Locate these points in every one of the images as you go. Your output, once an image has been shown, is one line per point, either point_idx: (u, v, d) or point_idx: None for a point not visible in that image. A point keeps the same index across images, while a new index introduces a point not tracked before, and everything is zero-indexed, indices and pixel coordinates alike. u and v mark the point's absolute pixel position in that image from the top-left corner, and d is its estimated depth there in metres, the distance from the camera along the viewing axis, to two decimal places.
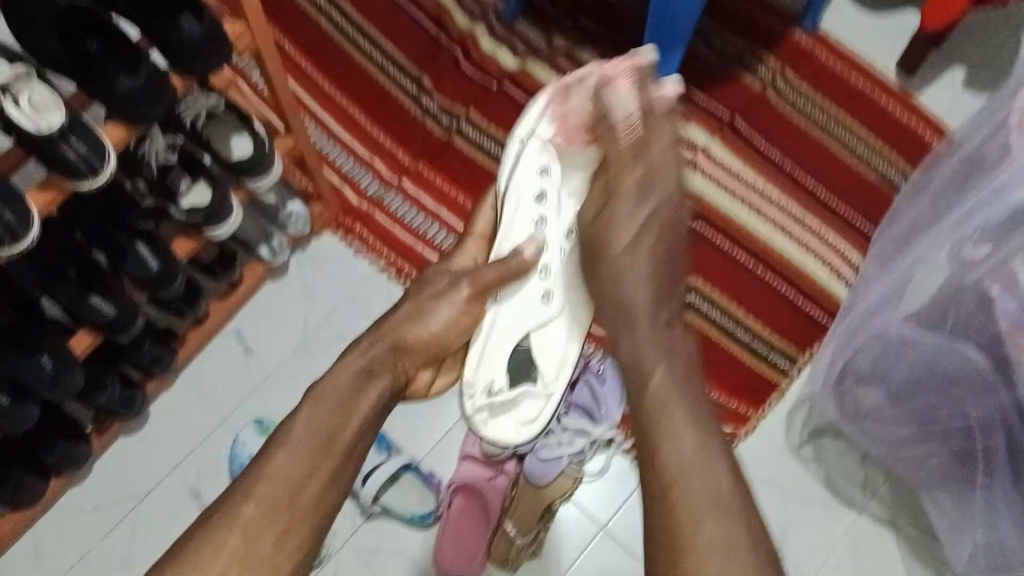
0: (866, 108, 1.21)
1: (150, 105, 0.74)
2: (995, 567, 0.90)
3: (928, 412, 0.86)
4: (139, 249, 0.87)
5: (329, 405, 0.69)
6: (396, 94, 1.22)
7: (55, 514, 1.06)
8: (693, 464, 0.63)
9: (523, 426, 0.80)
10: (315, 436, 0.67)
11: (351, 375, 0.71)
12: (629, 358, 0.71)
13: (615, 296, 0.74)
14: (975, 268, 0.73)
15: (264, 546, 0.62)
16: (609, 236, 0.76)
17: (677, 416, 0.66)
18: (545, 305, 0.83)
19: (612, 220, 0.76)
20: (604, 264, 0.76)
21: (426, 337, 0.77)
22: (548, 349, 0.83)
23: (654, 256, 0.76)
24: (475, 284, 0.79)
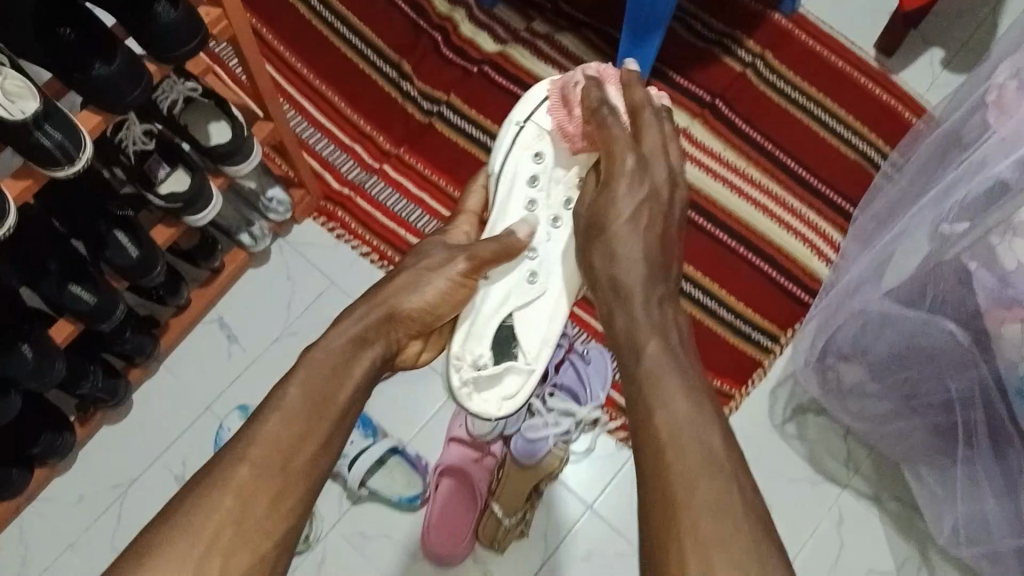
0: (846, 85, 1.21)
1: (125, 91, 0.73)
2: (976, 539, 0.91)
3: (910, 385, 0.87)
4: (118, 235, 0.86)
5: (321, 368, 0.66)
6: (375, 78, 1.21)
7: (40, 505, 1.06)
8: (686, 425, 0.60)
9: (505, 400, 0.78)
10: (307, 398, 0.64)
11: (347, 340, 0.69)
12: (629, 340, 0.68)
13: (607, 271, 0.73)
14: (953, 243, 0.73)
15: (258, 509, 0.58)
16: (610, 211, 0.74)
17: (672, 382, 0.62)
18: (532, 285, 0.81)
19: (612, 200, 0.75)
20: (601, 242, 0.74)
21: (422, 307, 0.73)
22: (531, 328, 0.81)
23: (648, 235, 0.74)
24: (472, 260, 0.76)
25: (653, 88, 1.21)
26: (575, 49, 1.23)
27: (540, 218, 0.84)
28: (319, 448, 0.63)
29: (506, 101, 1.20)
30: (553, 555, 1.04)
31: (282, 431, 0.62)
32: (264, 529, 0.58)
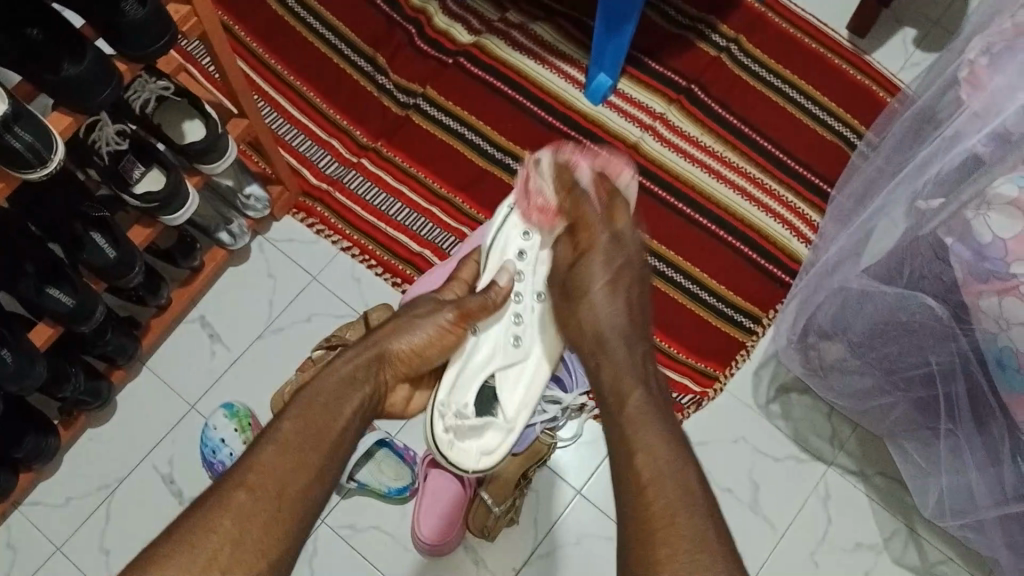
0: (821, 67, 1.22)
1: (95, 91, 0.72)
2: (960, 511, 0.92)
3: (891, 361, 0.87)
4: (94, 237, 0.85)
5: (313, 405, 0.67)
6: (350, 71, 1.20)
7: (26, 510, 1.05)
8: (665, 467, 0.62)
9: (483, 454, 0.82)
10: (302, 435, 0.65)
11: (338, 381, 0.70)
12: (610, 388, 0.71)
13: (592, 321, 0.76)
14: (930, 219, 0.74)
15: (254, 531, 0.59)
16: (584, 281, 0.78)
17: (653, 421, 0.66)
18: (515, 350, 0.85)
19: (587, 269, 0.78)
20: (581, 302, 0.78)
21: (410, 351, 0.76)
22: (508, 392, 0.85)
23: (629, 298, 0.78)
24: (460, 309, 0.79)
25: (629, 74, 1.21)
26: (550, 38, 1.23)
27: (523, 292, 0.86)
28: (317, 469, 0.64)
29: (481, 91, 1.19)
30: (544, 541, 1.05)
31: (275, 460, 0.63)
32: (258, 548, 0.58)
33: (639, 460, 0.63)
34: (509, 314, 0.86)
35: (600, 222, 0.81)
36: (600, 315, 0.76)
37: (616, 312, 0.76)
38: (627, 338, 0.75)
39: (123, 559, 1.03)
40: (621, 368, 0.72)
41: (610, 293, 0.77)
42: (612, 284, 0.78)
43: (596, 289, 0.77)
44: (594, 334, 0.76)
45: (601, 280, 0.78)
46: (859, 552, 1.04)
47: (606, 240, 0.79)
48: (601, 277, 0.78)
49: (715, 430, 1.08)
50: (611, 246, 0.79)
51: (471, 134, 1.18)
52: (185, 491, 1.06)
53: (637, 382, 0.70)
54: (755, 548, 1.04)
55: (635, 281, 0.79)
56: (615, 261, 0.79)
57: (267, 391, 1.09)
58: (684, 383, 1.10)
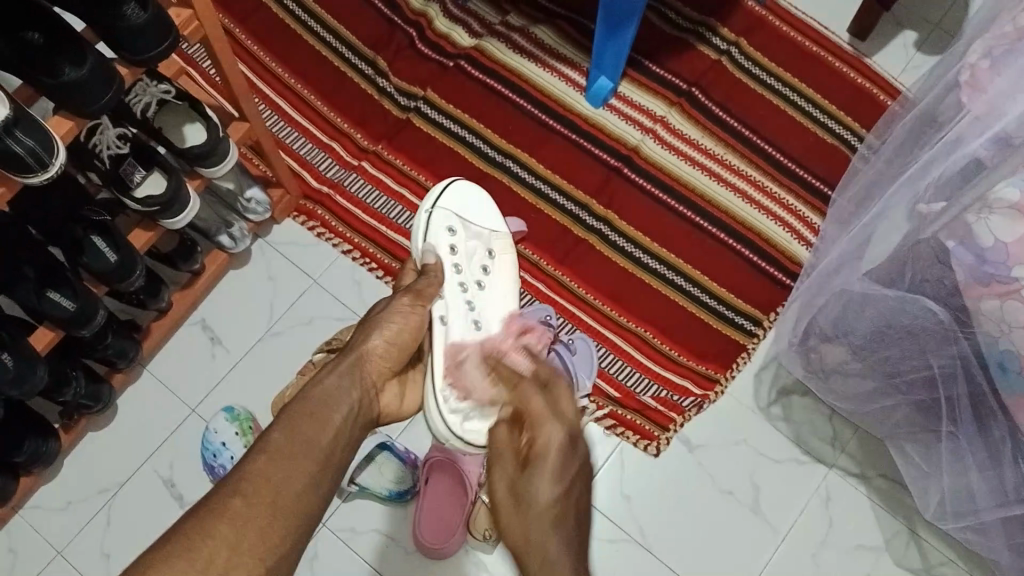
0: (821, 69, 1.22)
1: (94, 96, 0.72)
2: (961, 514, 0.92)
3: (891, 364, 0.87)
4: (96, 241, 0.85)
5: (302, 415, 0.66)
6: (351, 74, 1.20)
7: (27, 514, 1.05)
8: None
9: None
10: (292, 443, 0.63)
11: (321, 392, 0.69)
12: None
13: (537, 542, 0.62)
14: (930, 223, 0.74)
15: None
16: (528, 490, 0.65)
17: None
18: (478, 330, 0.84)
19: (530, 480, 0.65)
20: (521, 516, 0.64)
21: (386, 347, 0.75)
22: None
23: (576, 520, 0.63)
24: (414, 293, 0.79)
25: (629, 77, 1.21)
26: (551, 41, 1.23)
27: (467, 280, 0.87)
28: (312, 475, 0.63)
29: (482, 94, 1.20)
30: None
31: (266, 470, 0.61)
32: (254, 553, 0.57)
33: None
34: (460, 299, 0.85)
35: (546, 412, 0.70)
36: (549, 539, 0.62)
37: (563, 524, 0.63)
38: (577, 561, 0.60)
39: (123, 563, 1.03)
40: None
41: (560, 503, 0.64)
42: (562, 494, 0.64)
43: (543, 496, 0.64)
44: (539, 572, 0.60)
45: (550, 486, 0.65)
46: (860, 554, 1.04)
47: (559, 439, 0.67)
48: (548, 490, 0.64)
49: (715, 432, 1.08)
50: (564, 446, 0.67)
51: (472, 137, 1.18)
52: (185, 495, 1.06)
53: None
54: (756, 550, 1.04)
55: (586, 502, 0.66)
56: (565, 468, 0.66)
57: (267, 394, 1.09)
58: (685, 386, 1.10)
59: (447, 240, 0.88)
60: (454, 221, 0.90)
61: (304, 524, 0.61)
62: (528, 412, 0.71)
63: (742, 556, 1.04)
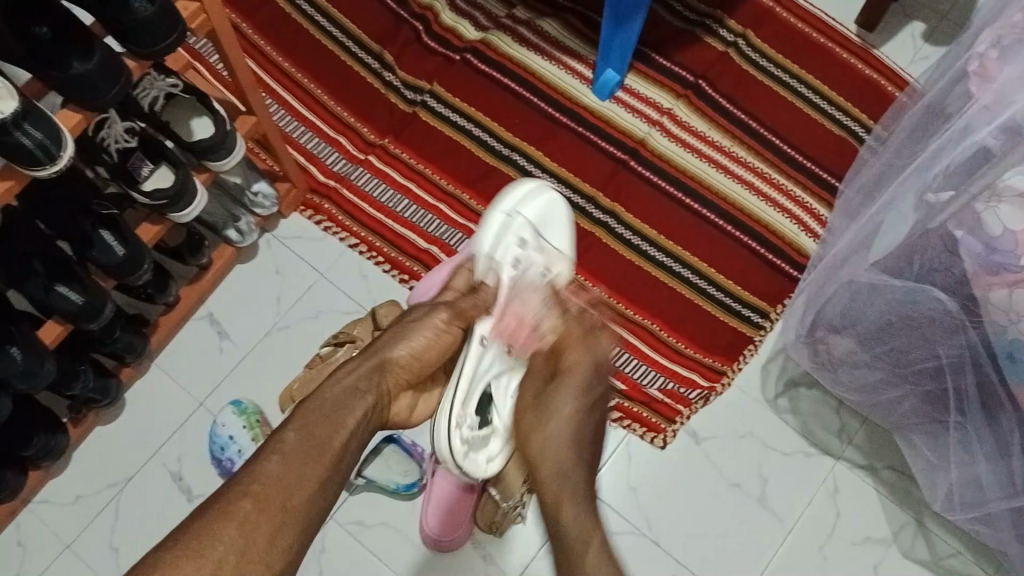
0: (828, 61, 1.22)
1: (103, 89, 0.72)
2: (970, 505, 0.91)
3: (899, 354, 0.87)
4: (103, 235, 0.85)
5: (319, 414, 0.67)
6: (357, 69, 1.21)
7: (36, 508, 1.05)
8: None
9: (489, 461, 0.83)
10: (306, 446, 0.64)
11: (339, 392, 0.70)
12: (576, 538, 0.69)
13: (551, 445, 0.76)
14: (938, 212, 0.74)
15: (258, 542, 0.59)
16: (556, 407, 0.78)
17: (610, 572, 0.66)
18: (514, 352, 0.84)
19: (557, 395, 0.78)
20: (544, 430, 0.77)
21: (409, 356, 0.75)
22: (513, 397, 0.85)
23: (585, 438, 0.78)
24: (453, 311, 0.79)
25: (635, 69, 1.21)
26: (557, 34, 1.23)
27: None
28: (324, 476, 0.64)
29: (488, 87, 1.20)
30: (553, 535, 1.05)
31: (280, 471, 0.62)
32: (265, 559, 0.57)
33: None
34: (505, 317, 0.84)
35: (579, 344, 0.81)
36: (562, 452, 0.76)
37: (575, 438, 0.77)
38: (582, 471, 0.75)
39: (132, 556, 1.03)
40: (578, 514, 0.71)
41: (576, 421, 0.77)
42: (579, 413, 0.78)
43: (564, 412, 0.77)
44: (555, 480, 0.74)
45: (570, 406, 0.78)
46: (867, 546, 1.04)
47: (584, 367, 0.80)
48: (571, 404, 0.78)
49: (723, 425, 1.08)
50: (591, 371, 0.80)
51: (478, 130, 1.18)
52: (194, 488, 1.06)
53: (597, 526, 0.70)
54: (764, 543, 1.04)
55: (595, 425, 0.80)
56: (587, 393, 0.79)
57: (275, 387, 1.09)
58: (692, 379, 1.10)
59: (514, 253, 0.88)
60: (527, 233, 0.91)
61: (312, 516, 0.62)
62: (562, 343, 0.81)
63: (750, 548, 1.04)
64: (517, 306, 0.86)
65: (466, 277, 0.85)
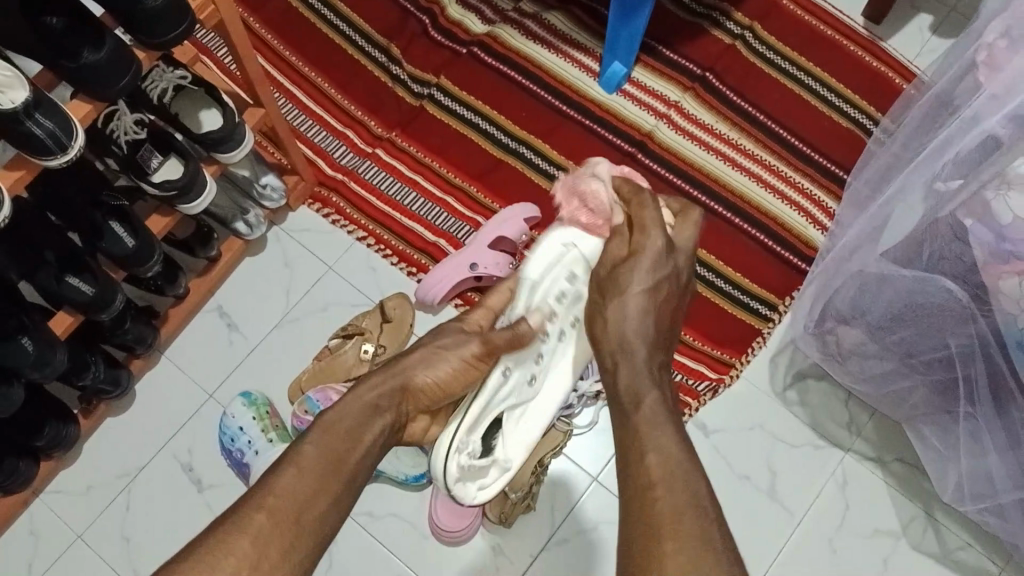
0: (836, 53, 1.21)
1: (112, 79, 0.72)
2: (980, 496, 0.91)
3: (909, 344, 0.87)
4: (113, 227, 0.86)
5: (338, 429, 0.66)
6: (365, 63, 1.21)
7: (48, 498, 1.06)
8: (678, 484, 0.59)
9: (479, 490, 0.77)
10: (324, 464, 0.63)
11: (360, 408, 0.69)
12: (626, 392, 0.69)
13: (617, 320, 0.73)
14: (947, 201, 0.74)
15: (272, 556, 0.58)
16: (624, 280, 0.74)
17: (667, 432, 0.64)
18: (529, 387, 0.83)
19: (630, 270, 0.74)
20: (614, 301, 0.74)
21: (433, 384, 0.74)
22: (517, 430, 0.82)
23: (661, 309, 0.74)
24: (486, 343, 0.76)
25: (642, 62, 1.21)
26: (563, 27, 1.23)
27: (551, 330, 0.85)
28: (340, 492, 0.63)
29: (495, 80, 1.20)
30: (561, 527, 1.05)
31: (297, 486, 0.62)
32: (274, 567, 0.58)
33: (649, 450, 0.63)
34: (535, 351, 0.83)
35: (652, 223, 0.77)
36: (629, 325, 0.72)
37: (646, 313, 0.73)
38: (649, 343, 0.72)
39: (142, 548, 1.04)
40: (638, 373, 0.70)
41: (649, 296, 0.73)
42: (653, 289, 0.74)
43: (636, 287, 0.73)
44: (615, 345, 0.72)
45: (643, 282, 0.74)
46: (877, 538, 1.04)
47: (658, 245, 0.75)
48: (642, 280, 0.74)
49: (731, 418, 1.08)
50: (662, 252, 0.75)
51: (486, 124, 1.18)
52: (204, 479, 1.07)
53: (653, 389, 0.68)
54: (772, 535, 1.04)
55: (673, 298, 0.75)
56: (661, 269, 0.75)
57: (285, 379, 1.10)
58: (700, 371, 1.10)
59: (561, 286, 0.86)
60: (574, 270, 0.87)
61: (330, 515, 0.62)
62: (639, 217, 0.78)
63: (758, 540, 1.04)
64: (549, 342, 0.85)
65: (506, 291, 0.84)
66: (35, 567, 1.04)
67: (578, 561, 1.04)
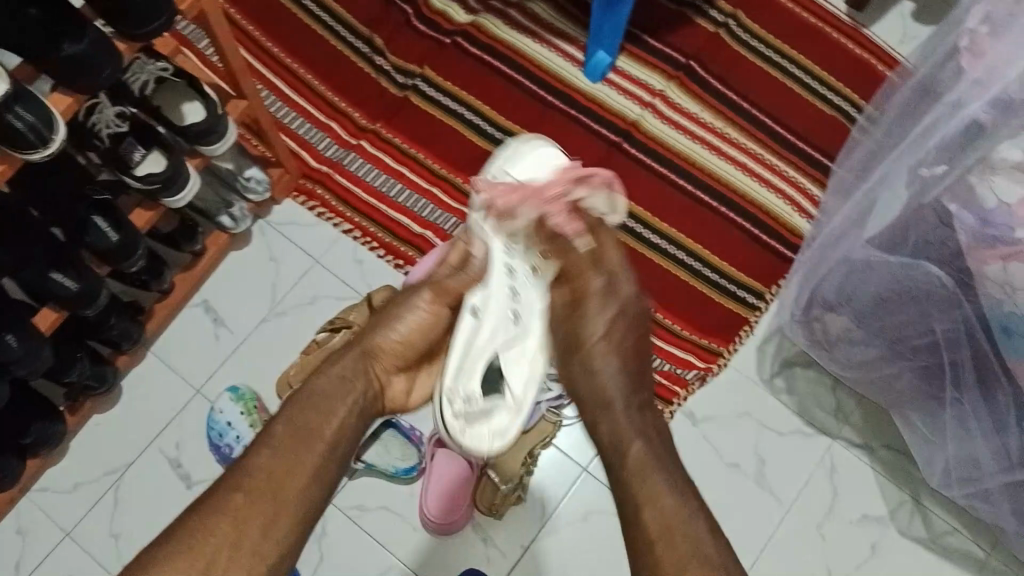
0: (820, 41, 1.21)
1: (93, 72, 0.72)
2: (967, 481, 0.92)
3: (896, 329, 0.87)
4: (97, 221, 0.85)
5: (308, 402, 0.68)
6: (348, 53, 1.20)
7: (34, 496, 1.05)
8: (674, 521, 0.64)
9: (497, 437, 0.74)
10: (295, 433, 0.66)
11: (328, 380, 0.70)
12: (613, 444, 0.71)
13: (594, 384, 0.75)
14: (933, 186, 0.75)
15: (252, 535, 0.60)
16: (582, 335, 0.78)
17: (657, 478, 0.66)
18: (516, 325, 0.78)
19: (583, 321, 0.78)
20: (580, 363, 0.77)
21: (396, 342, 0.77)
22: (518, 367, 0.77)
23: (623, 350, 0.77)
24: (436, 290, 0.79)
25: (627, 52, 1.21)
26: (548, 17, 1.23)
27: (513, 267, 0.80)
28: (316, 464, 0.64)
29: (479, 70, 1.19)
30: (551, 518, 1.05)
31: (274, 462, 0.64)
32: None
33: (648, 517, 0.64)
34: (505, 288, 0.78)
35: (587, 262, 0.81)
36: (603, 384, 0.75)
37: (610, 363, 0.76)
38: (626, 392, 0.74)
39: (131, 544, 1.04)
40: (619, 423, 0.72)
41: (605, 342, 0.77)
42: (607, 334, 0.78)
43: (592, 338, 0.77)
44: (596, 411, 0.74)
45: (595, 329, 0.78)
46: (865, 524, 1.04)
47: (599, 285, 0.79)
48: (596, 328, 0.78)
49: (719, 407, 1.08)
50: (605, 292, 0.79)
51: (470, 114, 1.18)
52: (192, 475, 1.06)
53: (637, 435, 0.70)
54: (761, 522, 1.04)
55: (630, 333, 0.79)
56: (614, 323, 0.78)
57: (272, 373, 1.09)
58: (688, 360, 1.10)
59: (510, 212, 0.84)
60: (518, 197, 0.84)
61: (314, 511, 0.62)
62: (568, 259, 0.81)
63: (748, 529, 1.04)
64: (517, 278, 0.80)
65: (461, 250, 0.82)
66: (24, 565, 1.03)
67: (570, 552, 1.04)
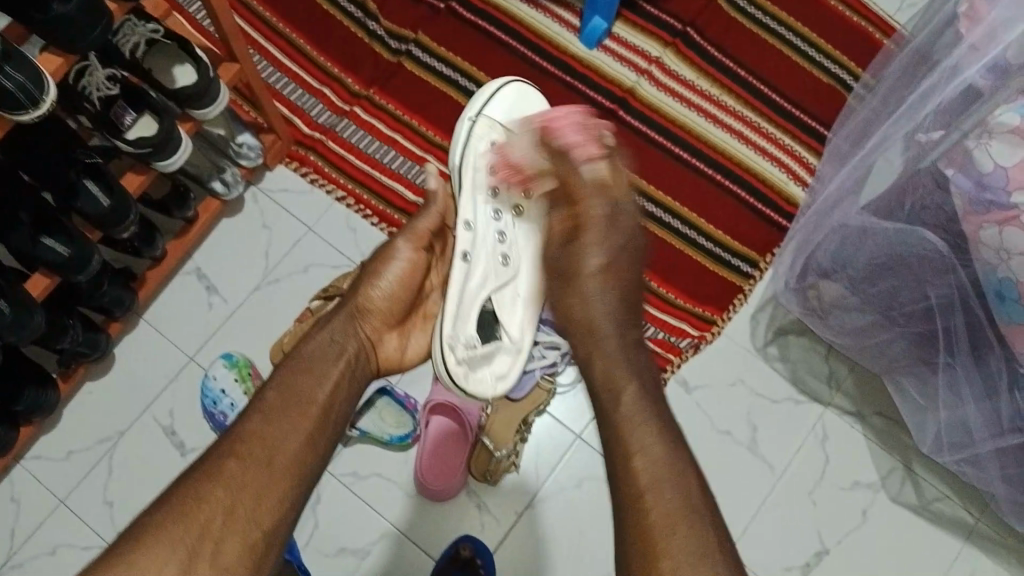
0: (818, 8, 1.20)
1: (81, 32, 0.71)
2: (958, 446, 0.92)
3: (891, 295, 0.87)
4: (89, 186, 0.84)
5: (298, 368, 0.67)
6: (340, 18, 1.18)
7: (28, 463, 1.05)
8: (664, 472, 0.59)
9: (498, 380, 0.78)
10: (288, 397, 0.64)
11: (318, 344, 0.69)
12: (602, 380, 0.65)
13: (583, 308, 0.69)
14: (929, 151, 0.74)
15: (247, 500, 0.59)
16: (578, 264, 0.71)
17: (652, 426, 0.61)
18: (506, 269, 0.81)
19: (581, 248, 0.72)
20: (573, 288, 0.71)
21: (386, 300, 0.75)
22: (511, 308, 0.81)
23: (623, 287, 0.71)
24: (414, 239, 0.78)
25: (624, 18, 1.20)
26: None
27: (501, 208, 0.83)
28: (312, 427, 0.64)
29: (475, 37, 1.18)
30: (546, 484, 1.06)
31: (263, 427, 0.62)
32: (253, 516, 0.59)
33: (639, 466, 0.60)
34: (492, 232, 0.82)
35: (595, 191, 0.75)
36: (593, 310, 0.69)
37: (608, 295, 0.70)
38: (621, 328, 0.68)
39: (126, 511, 1.04)
40: (613, 356, 0.66)
41: (603, 275, 0.71)
42: (606, 267, 0.71)
43: (590, 267, 0.71)
44: (587, 345, 0.68)
45: (596, 258, 0.71)
46: (856, 490, 1.05)
47: (602, 213, 0.73)
48: (595, 256, 0.71)
49: (713, 374, 1.09)
50: (607, 221, 0.73)
51: (465, 81, 1.16)
52: (186, 442, 1.06)
53: (632, 374, 0.65)
54: (754, 489, 1.05)
55: (632, 269, 0.73)
56: (609, 240, 0.72)
57: (266, 341, 1.09)
58: (682, 328, 1.10)
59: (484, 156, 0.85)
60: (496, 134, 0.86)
61: (306, 478, 0.62)
62: (571, 183, 0.76)
63: (740, 495, 1.05)
64: (504, 220, 0.83)
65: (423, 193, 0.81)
66: (20, 530, 1.03)
67: (562, 518, 1.05)
